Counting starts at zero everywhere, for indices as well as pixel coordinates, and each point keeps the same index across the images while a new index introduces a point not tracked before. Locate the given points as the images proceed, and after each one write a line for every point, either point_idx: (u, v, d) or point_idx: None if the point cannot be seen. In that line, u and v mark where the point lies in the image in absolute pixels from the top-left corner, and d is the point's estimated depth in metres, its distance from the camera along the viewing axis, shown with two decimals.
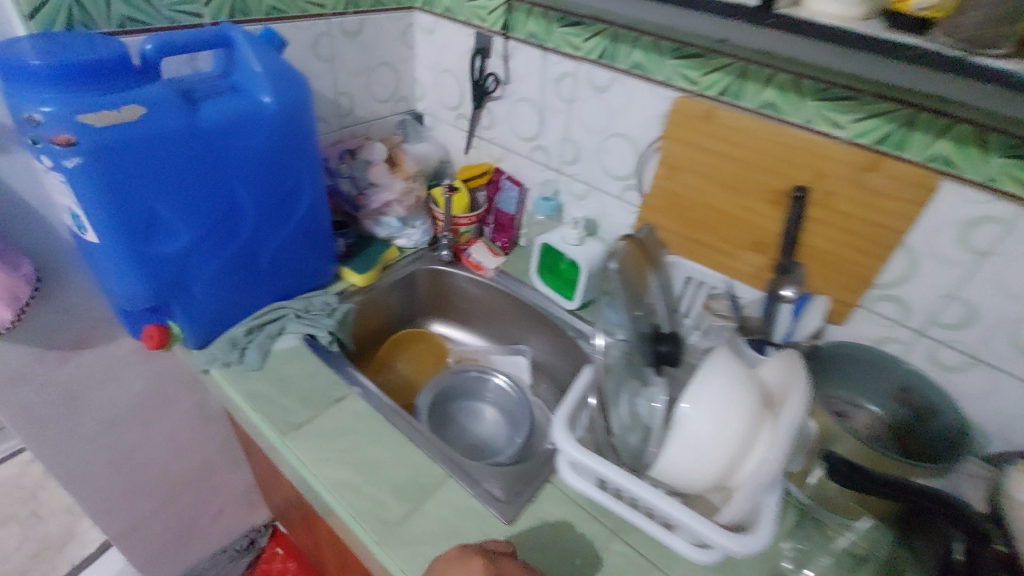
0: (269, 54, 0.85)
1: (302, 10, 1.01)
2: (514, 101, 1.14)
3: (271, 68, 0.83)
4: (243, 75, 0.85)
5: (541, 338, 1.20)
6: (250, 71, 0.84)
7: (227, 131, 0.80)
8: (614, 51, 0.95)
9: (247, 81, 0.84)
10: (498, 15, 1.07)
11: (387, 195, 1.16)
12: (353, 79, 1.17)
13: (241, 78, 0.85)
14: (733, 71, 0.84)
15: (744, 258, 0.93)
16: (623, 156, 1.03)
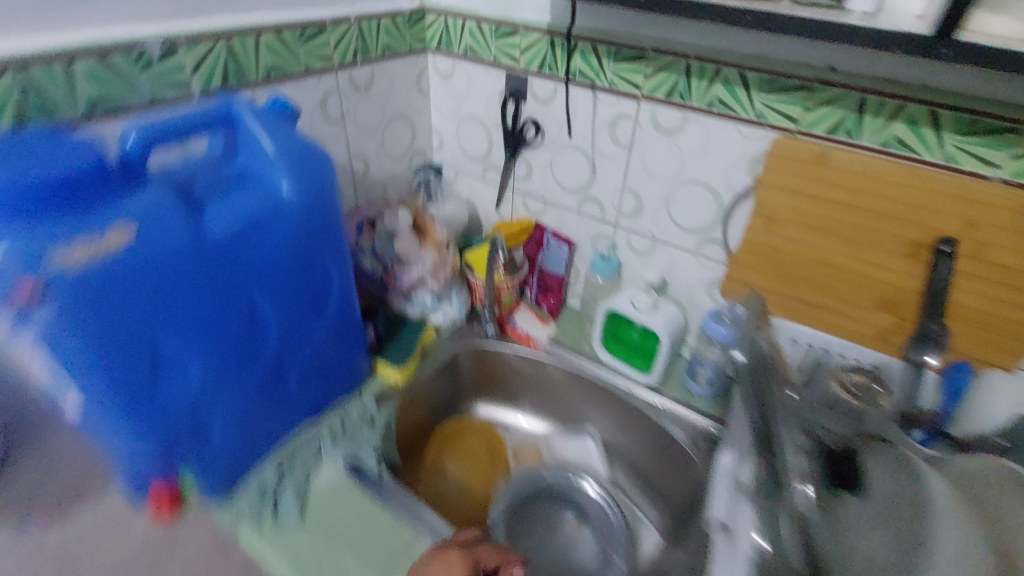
0: (283, 130, 0.68)
1: (306, 66, 0.84)
2: (557, 148, 0.98)
3: (287, 147, 0.67)
4: (251, 159, 0.68)
5: (610, 416, 1.04)
6: (260, 155, 0.67)
7: (244, 235, 0.63)
8: (686, 87, 0.80)
9: (258, 166, 0.67)
10: (534, 54, 0.91)
11: (420, 271, 1.00)
12: (365, 137, 1.00)
13: (250, 162, 0.68)
14: (847, 103, 0.70)
15: (867, 319, 0.79)
16: (698, 206, 0.89)
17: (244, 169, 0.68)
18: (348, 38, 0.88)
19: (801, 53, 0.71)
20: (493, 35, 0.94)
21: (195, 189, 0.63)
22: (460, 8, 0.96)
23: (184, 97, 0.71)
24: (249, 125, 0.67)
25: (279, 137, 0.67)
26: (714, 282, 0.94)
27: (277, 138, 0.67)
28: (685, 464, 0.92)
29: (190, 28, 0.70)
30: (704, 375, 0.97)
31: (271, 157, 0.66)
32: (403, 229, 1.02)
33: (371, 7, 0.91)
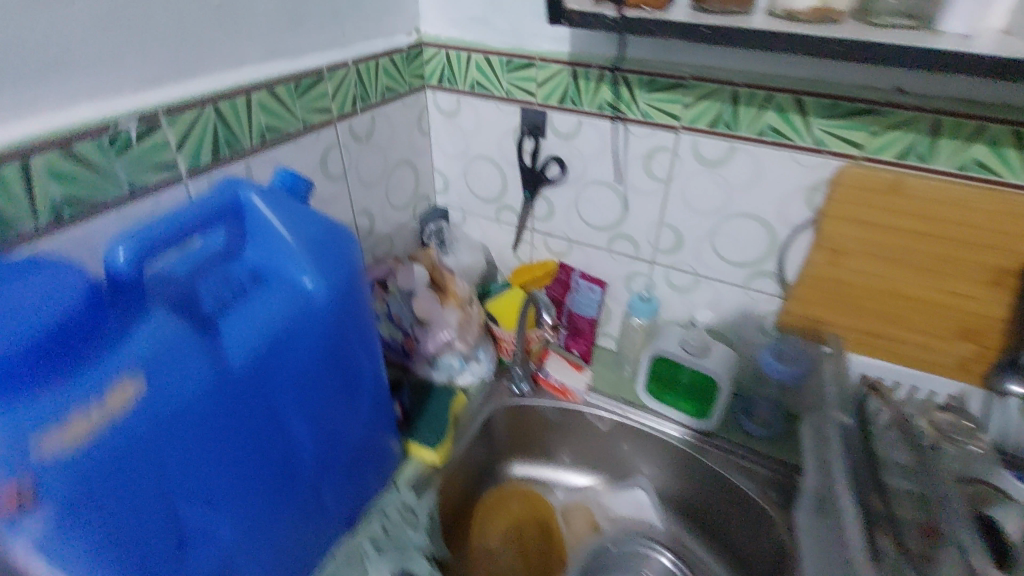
0: (301, 215, 0.59)
1: (303, 122, 0.73)
2: (583, 186, 0.90)
3: (309, 235, 0.58)
4: (267, 251, 0.58)
5: (663, 466, 0.97)
6: (278, 246, 0.57)
7: (270, 348, 0.53)
8: (733, 116, 0.73)
9: (276, 259, 0.57)
10: (553, 87, 0.83)
11: (444, 334, 0.91)
12: (370, 190, 0.89)
13: (265, 255, 0.58)
14: (921, 127, 0.64)
15: (944, 348, 0.75)
16: (746, 239, 0.82)
17: (259, 264, 0.58)
18: (346, 84, 0.77)
19: (865, 75, 0.65)
20: (504, 68, 0.85)
21: (206, 297, 0.53)
22: (464, 39, 0.86)
23: (172, 178, 0.60)
24: (261, 213, 0.57)
25: (298, 224, 0.58)
26: (767, 315, 0.87)
27: (296, 225, 0.58)
28: (755, 516, 0.86)
29: (171, 96, 0.58)
30: (760, 416, 0.91)
31: (292, 249, 0.57)
32: (420, 288, 0.92)
33: (367, 46, 0.80)
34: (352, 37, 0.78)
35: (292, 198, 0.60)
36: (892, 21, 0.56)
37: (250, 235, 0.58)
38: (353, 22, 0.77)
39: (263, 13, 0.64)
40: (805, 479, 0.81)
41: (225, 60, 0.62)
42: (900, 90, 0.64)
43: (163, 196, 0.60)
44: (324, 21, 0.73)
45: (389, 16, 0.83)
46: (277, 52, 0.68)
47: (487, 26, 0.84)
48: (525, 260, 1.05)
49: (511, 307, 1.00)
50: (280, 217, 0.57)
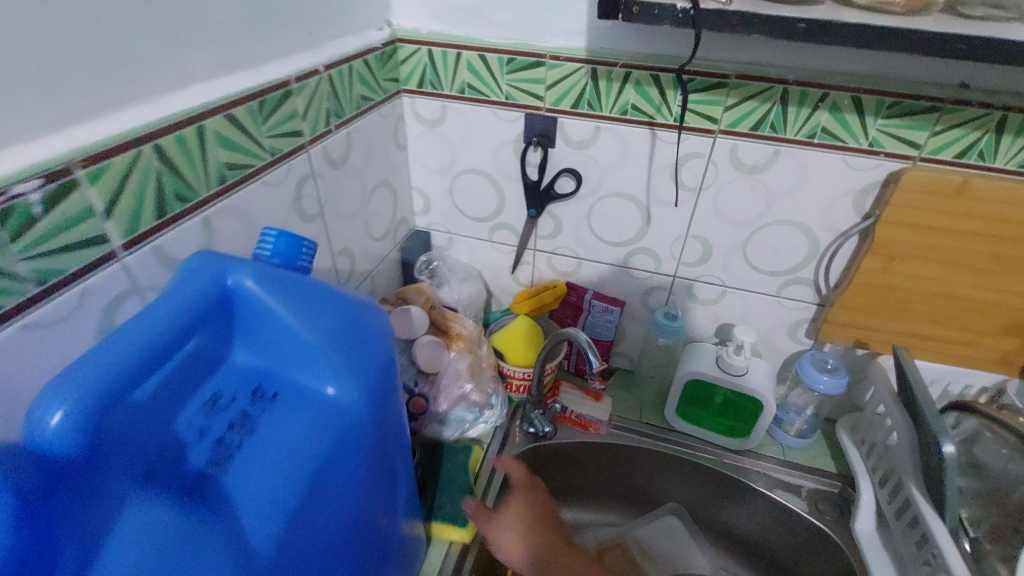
0: (312, 297, 0.41)
1: (270, 152, 0.55)
2: (598, 200, 0.79)
3: (328, 326, 0.40)
4: (269, 354, 0.41)
5: (701, 492, 0.89)
6: (286, 345, 0.40)
7: (296, 506, 0.37)
8: (780, 117, 0.65)
9: (284, 363, 0.41)
10: (566, 89, 0.70)
11: (458, 386, 0.77)
12: (349, 224, 0.72)
13: (266, 360, 0.41)
14: (987, 124, 0.60)
15: (989, 345, 0.73)
16: (784, 247, 0.76)
17: (261, 373, 0.41)
18: (318, 98, 0.60)
19: (928, 70, 0.60)
20: (504, 67, 0.71)
21: (193, 439, 0.36)
22: (450, 34, 0.72)
23: (98, 257, 0.40)
24: (255, 302, 0.40)
25: (311, 312, 0.40)
26: (801, 323, 0.82)
27: (308, 314, 0.40)
28: (811, 535, 0.81)
29: (88, 139, 0.39)
30: (798, 426, 0.87)
31: (308, 348, 0.40)
32: (420, 336, 0.77)
33: (337, 48, 0.63)
34: (319, 38, 0.61)
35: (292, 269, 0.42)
36: (987, 13, 0.50)
37: (242, 332, 0.41)
38: (319, 17, 0.60)
39: (213, 9, 0.47)
40: (861, 492, 0.77)
41: (165, 76, 0.44)
42: (964, 85, 0.60)
43: (87, 287, 0.40)
44: (286, 18, 0.56)
45: (360, 7, 0.67)
46: (233, 61, 0.50)
47: (481, 16, 0.70)
48: (525, 283, 0.93)
49: (520, 339, 0.84)
50: (283, 305, 0.40)
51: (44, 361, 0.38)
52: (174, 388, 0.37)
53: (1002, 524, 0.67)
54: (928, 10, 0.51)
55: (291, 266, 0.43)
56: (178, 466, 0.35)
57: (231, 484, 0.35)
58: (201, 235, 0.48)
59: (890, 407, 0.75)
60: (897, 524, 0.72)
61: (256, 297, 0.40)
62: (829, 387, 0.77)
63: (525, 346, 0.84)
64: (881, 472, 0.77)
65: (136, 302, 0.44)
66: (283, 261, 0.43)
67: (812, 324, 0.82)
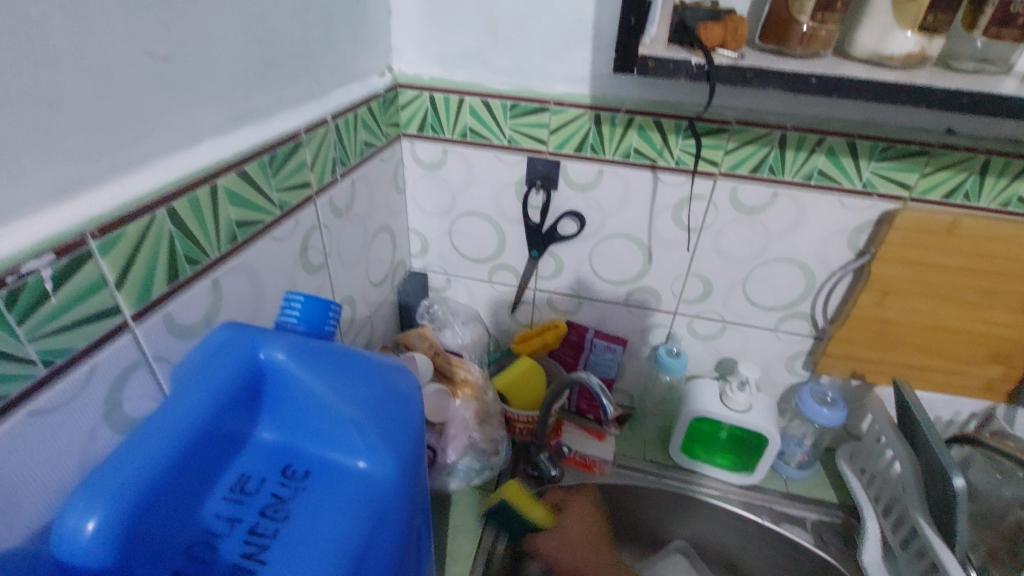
0: (342, 366, 0.38)
1: (279, 206, 0.53)
2: (600, 240, 0.79)
3: (359, 396, 0.38)
4: (297, 429, 0.38)
5: (706, 527, 0.88)
6: (317, 419, 0.38)
7: None
8: (779, 161, 0.67)
9: (314, 439, 0.38)
10: (570, 134, 0.71)
11: (466, 437, 0.74)
12: (350, 272, 0.69)
13: (294, 436, 0.38)
14: (972, 166, 0.64)
15: (978, 373, 0.76)
16: (782, 285, 0.78)
17: (288, 451, 0.38)
18: (325, 149, 0.58)
19: (917, 116, 0.63)
20: (507, 113, 0.71)
21: (223, 531, 0.33)
22: (452, 79, 0.72)
23: (109, 330, 0.37)
24: (282, 375, 0.38)
25: (341, 382, 0.38)
26: (798, 355, 0.84)
27: (339, 384, 0.38)
28: (818, 568, 0.80)
29: (97, 206, 0.36)
30: (799, 457, 0.88)
31: (341, 421, 0.37)
32: (425, 383, 0.73)
33: (342, 96, 0.62)
34: (325, 86, 0.60)
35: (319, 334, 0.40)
36: (978, 67, 0.54)
37: (268, 408, 0.38)
38: (325, 66, 0.59)
39: (223, 64, 0.45)
40: (865, 522, 0.77)
41: (175, 135, 0.42)
42: (950, 131, 0.63)
43: (96, 364, 0.37)
44: (296, 68, 0.54)
45: (364, 54, 0.66)
46: (242, 115, 0.49)
47: (484, 62, 0.70)
48: (524, 322, 0.92)
49: (523, 381, 0.83)
50: (313, 377, 0.37)
51: (50, 451, 0.34)
52: (200, 476, 0.34)
53: (1001, 548, 0.69)
54: (924, 64, 0.54)
55: (315, 332, 0.41)
56: (208, 563, 0.31)
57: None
58: (210, 297, 0.45)
59: (890, 437, 0.75)
60: (903, 554, 0.72)
61: (283, 370, 0.38)
62: (827, 418, 0.78)
63: (528, 388, 0.83)
64: (883, 502, 0.77)
65: (145, 374, 0.41)
66: (307, 328, 0.41)
67: (810, 356, 0.83)
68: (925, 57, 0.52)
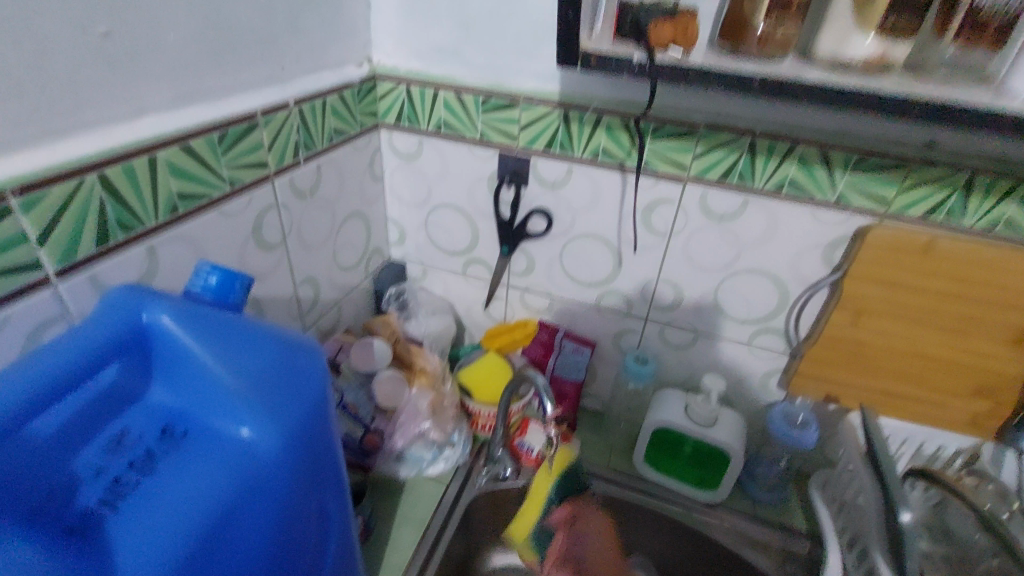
0: (235, 337, 0.40)
1: (230, 182, 0.55)
2: (570, 240, 0.79)
3: (247, 367, 0.39)
4: (186, 393, 0.40)
5: (667, 543, 0.85)
6: (202, 384, 0.39)
7: (191, 553, 0.34)
8: (749, 168, 0.65)
9: (202, 405, 0.39)
10: (539, 130, 0.71)
11: (415, 425, 0.75)
12: (313, 255, 0.71)
13: (184, 400, 0.39)
14: (955, 183, 0.60)
15: (962, 407, 0.71)
16: (753, 297, 0.75)
17: (176, 413, 0.39)
18: (285, 132, 0.60)
19: (894, 127, 0.60)
20: (479, 107, 0.72)
21: (87, 479, 0.35)
22: (427, 72, 0.73)
23: (29, 283, 0.40)
24: (174, 339, 0.39)
25: (232, 353, 0.39)
26: (772, 373, 0.81)
27: (228, 354, 0.39)
28: None
29: (22, 168, 0.38)
30: (770, 481, 0.84)
31: (224, 389, 0.38)
32: (381, 370, 0.77)
33: (311, 83, 0.64)
34: (291, 72, 0.62)
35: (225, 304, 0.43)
36: (950, 75, 0.50)
37: (161, 369, 0.40)
38: (294, 55, 0.61)
39: (175, 44, 0.47)
40: (827, 554, 0.73)
41: (118, 107, 0.44)
42: (930, 145, 0.60)
43: (11, 313, 0.40)
44: (260, 53, 0.56)
45: (339, 44, 0.68)
46: (197, 93, 0.51)
47: (458, 57, 0.71)
48: (497, 319, 0.92)
49: (487, 377, 0.83)
50: (204, 343, 0.39)
51: None
52: (76, 424, 0.36)
53: None
54: (891, 71, 0.51)
55: (221, 302, 0.43)
56: (65, 506, 0.34)
57: (118, 528, 0.34)
58: (143, 264, 0.48)
59: (857, 467, 0.73)
60: None
61: (176, 334, 0.39)
62: (795, 440, 0.75)
63: (490, 384, 0.83)
64: (848, 534, 0.73)
65: (64, 330, 0.43)
66: (214, 297, 0.43)
67: (784, 375, 0.80)
68: (888, 63, 0.50)
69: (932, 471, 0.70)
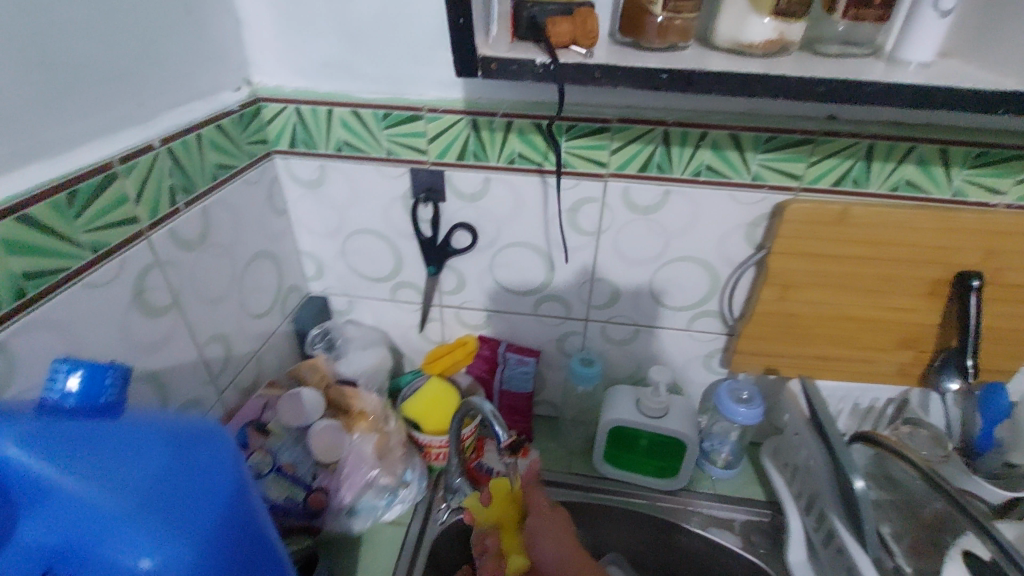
0: (114, 450, 0.35)
1: (92, 248, 0.47)
2: (498, 250, 0.75)
3: (134, 484, 0.34)
4: (56, 527, 0.34)
5: (639, 537, 0.85)
6: (75, 515, 0.33)
7: None
8: (666, 159, 0.64)
9: (87, 539, 0.34)
10: (448, 141, 0.67)
11: (362, 474, 0.70)
12: (217, 308, 0.64)
13: (55, 534, 0.34)
14: (857, 152, 0.62)
15: (888, 360, 0.75)
16: (686, 284, 0.75)
17: (49, 549, 0.34)
18: (155, 177, 0.52)
19: (798, 105, 0.61)
20: (380, 122, 0.66)
21: None
22: (317, 90, 0.67)
23: None
24: (31, 469, 0.33)
25: (112, 473, 0.34)
26: (713, 353, 0.82)
27: (108, 474, 0.34)
28: (747, 572, 0.78)
29: None
30: (724, 457, 0.86)
31: (107, 518, 0.33)
32: (315, 421, 0.71)
33: (178, 117, 0.56)
34: (154, 108, 0.53)
35: (98, 409, 0.36)
36: (845, 50, 0.51)
37: (18, 504, 0.33)
38: (152, 87, 0.53)
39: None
40: (789, 520, 0.75)
41: None
42: (832, 117, 0.61)
43: None
44: (107, 90, 0.48)
45: (207, 68, 0.60)
46: (34, 149, 0.42)
47: (349, 71, 0.65)
48: (435, 340, 0.87)
49: (436, 406, 0.78)
50: (72, 467, 0.34)
51: None
52: None
53: (922, 538, 0.67)
54: (789, 50, 0.51)
55: (90, 406, 0.36)
56: None
57: None
58: None
59: (804, 434, 0.75)
60: (826, 552, 0.70)
61: (31, 462, 0.33)
62: (743, 417, 0.75)
63: (439, 412, 0.78)
64: (805, 498, 0.76)
65: None
66: (79, 402, 0.36)
67: (725, 353, 0.81)
68: (786, 43, 0.50)
69: (878, 434, 0.71)
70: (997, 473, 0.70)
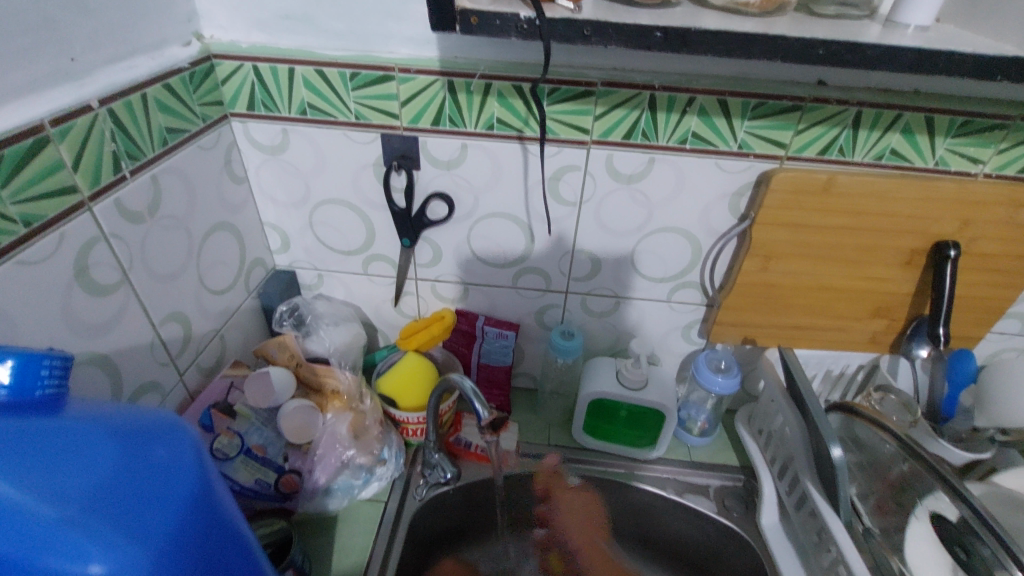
0: (52, 451, 0.32)
1: (25, 223, 0.42)
2: (475, 221, 0.72)
3: (76, 487, 0.31)
4: None
5: (615, 507, 0.85)
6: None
7: None
8: (652, 124, 0.62)
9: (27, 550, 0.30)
10: (422, 104, 0.62)
11: (336, 454, 0.68)
12: (173, 285, 0.59)
13: None
14: (844, 120, 0.60)
15: (862, 328, 0.76)
16: (668, 255, 0.74)
17: None
18: (94, 142, 0.47)
19: (786, 70, 0.59)
20: (347, 83, 0.61)
21: None
22: (277, 46, 0.61)
23: None
24: None
25: (53, 472, 0.31)
26: (692, 324, 0.82)
27: (45, 475, 0.31)
28: (720, 536, 0.80)
29: None
30: (700, 425, 0.86)
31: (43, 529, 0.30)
32: (286, 401, 0.68)
33: (118, 74, 0.50)
34: (88, 63, 0.48)
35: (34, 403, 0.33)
36: (840, 11, 0.49)
37: None
38: (86, 39, 0.47)
39: None
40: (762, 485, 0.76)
41: None
42: (821, 83, 0.59)
43: None
44: (31, 40, 0.42)
45: (151, 18, 0.54)
46: None
47: (312, 25, 0.59)
48: (411, 314, 0.84)
49: (411, 383, 0.75)
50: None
51: None
52: None
53: (887, 499, 0.68)
54: (783, 10, 0.48)
55: (27, 401, 0.33)
56: None
57: None
58: None
59: (780, 401, 0.76)
60: (797, 514, 0.72)
61: None
62: (721, 387, 0.76)
63: (416, 389, 0.76)
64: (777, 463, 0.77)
65: None
66: (13, 396, 0.33)
67: (704, 324, 0.81)
68: (782, 2, 0.47)
69: (856, 405, 0.72)
70: (962, 436, 0.73)
